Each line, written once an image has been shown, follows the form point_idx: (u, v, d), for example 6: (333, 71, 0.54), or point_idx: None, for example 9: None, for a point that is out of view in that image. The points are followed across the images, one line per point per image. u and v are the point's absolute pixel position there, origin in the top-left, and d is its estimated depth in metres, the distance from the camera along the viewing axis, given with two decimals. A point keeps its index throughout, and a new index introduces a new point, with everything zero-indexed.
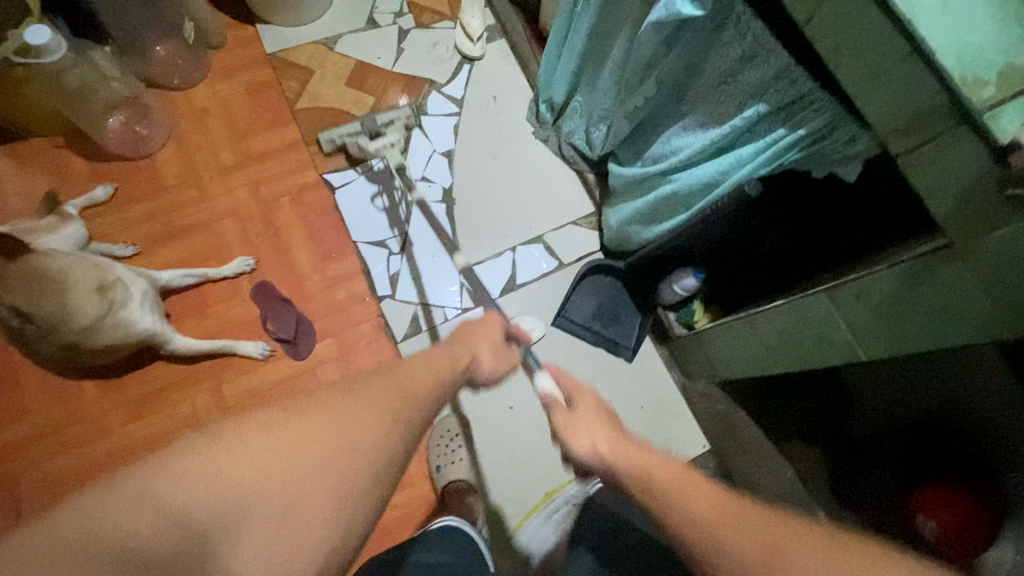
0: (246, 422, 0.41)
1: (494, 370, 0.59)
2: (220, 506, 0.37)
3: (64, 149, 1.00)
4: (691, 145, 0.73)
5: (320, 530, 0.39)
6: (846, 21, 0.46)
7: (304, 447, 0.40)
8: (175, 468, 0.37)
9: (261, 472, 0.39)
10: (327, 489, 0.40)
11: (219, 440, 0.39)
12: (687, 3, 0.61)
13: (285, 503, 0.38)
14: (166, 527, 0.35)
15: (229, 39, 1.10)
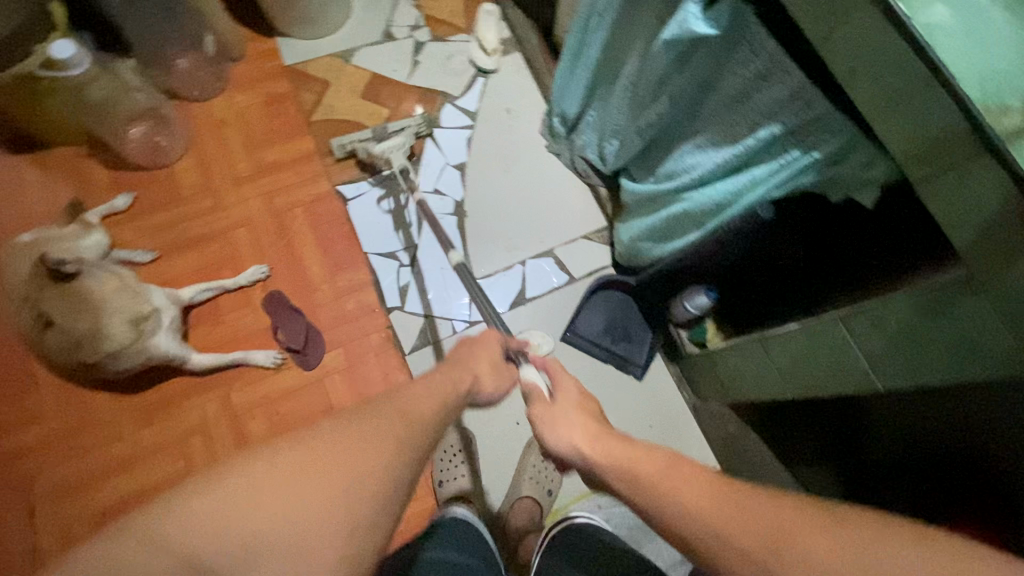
0: (257, 460, 0.44)
1: (494, 389, 0.65)
2: (230, 543, 0.40)
3: (87, 158, 1.02)
4: (704, 163, 0.72)
5: (325, 558, 0.41)
6: (863, 44, 0.45)
7: (308, 482, 0.43)
8: (188, 507, 0.40)
9: (270, 511, 0.41)
10: (330, 532, 0.42)
11: (231, 478, 0.42)
12: (700, 22, 0.61)
13: (290, 548, 0.41)
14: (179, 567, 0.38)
15: (248, 52, 1.12)
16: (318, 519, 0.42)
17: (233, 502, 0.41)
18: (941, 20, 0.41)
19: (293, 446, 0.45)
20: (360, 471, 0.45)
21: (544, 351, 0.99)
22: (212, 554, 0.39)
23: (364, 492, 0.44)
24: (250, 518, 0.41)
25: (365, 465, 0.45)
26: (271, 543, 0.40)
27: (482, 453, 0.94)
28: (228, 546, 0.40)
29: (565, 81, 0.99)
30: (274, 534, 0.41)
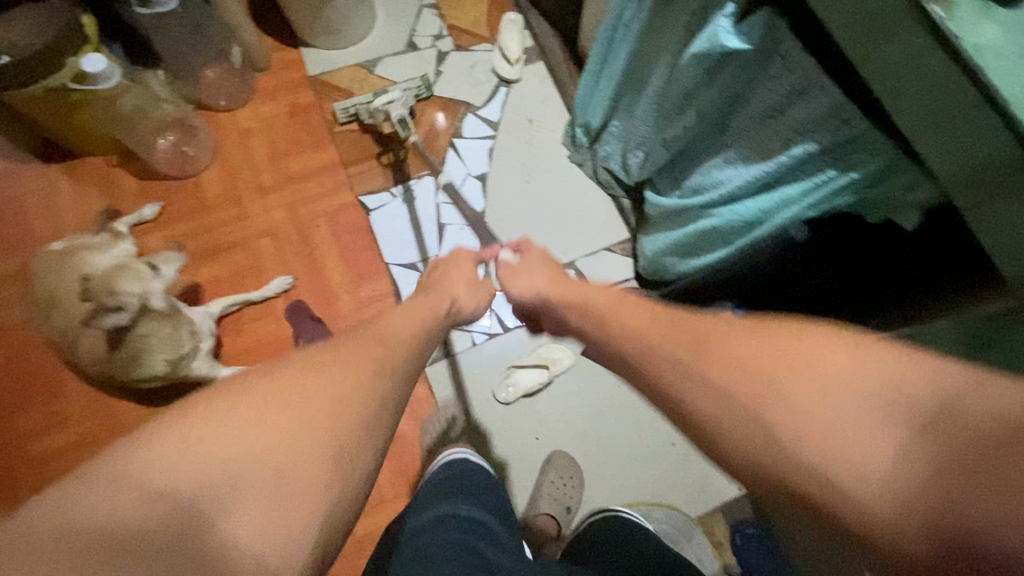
0: (224, 395, 0.42)
1: (476, 304, 0.78)
2: (209, 480, 0.37)
3: (116, 168, 1.04)
4: (733, 179, 0.70)
5: (306, 495, 0.40)
6: (906, 63, 0.43)
7: (297, 419, 0.42)
8: (160, 444, 0.38)
9: (252, 446, 0.39)
10: (317, 459, 0.41)
11: (198, 417, 0.40)
12: (731, 36, 0.59)
13: (274, 469, 0.39)
14: (152, 505, 0.35)
15: (274, 62, 1.13)
16: (302, 457, 0.40)
17: (209, 437, 0.39)
18: (991, 39, 0.39)
19: (268, 380, 0.44)
20: (346, 412, 0.44)
21: (563, 365, 0.97)
22: (187, 493, 0.36)
23: (347, 430, 0.44)
24: (231, 453, 0.38)
25: (349, 404, 0.45)
26: (253, 479, 0.38)
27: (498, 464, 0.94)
28: (203, 485, 0.37)
29: (589, 90, 0.98)
30: (254, 470, 0.38)
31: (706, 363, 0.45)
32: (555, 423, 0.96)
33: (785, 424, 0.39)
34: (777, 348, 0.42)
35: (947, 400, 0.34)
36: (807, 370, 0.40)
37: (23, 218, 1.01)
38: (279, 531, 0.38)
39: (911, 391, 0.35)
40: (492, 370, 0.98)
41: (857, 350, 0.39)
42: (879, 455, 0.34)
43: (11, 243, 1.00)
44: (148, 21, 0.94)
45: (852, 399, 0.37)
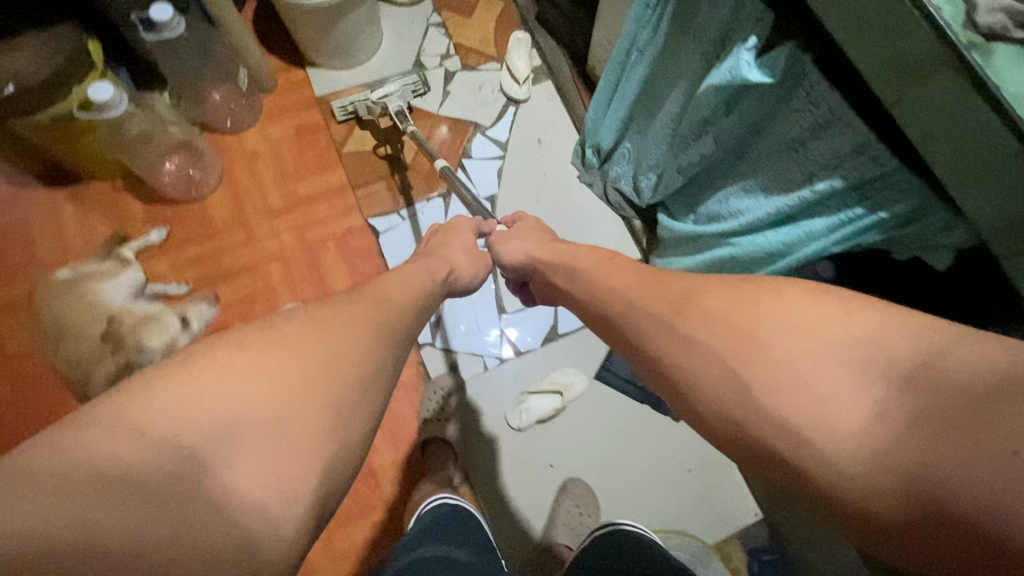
0: (218, 345, 0.40)
1: (475, 272, 0.79)
2: (207, 427, 0.34)
3: (122, 192, 1.02)
4: (753, 209, 0.69)
5: (308, 437, 0.37)
6: (942, 109, 0.42)
7: (297, 369, 0.39)
8: (151, 392, 0.35)
9: (251, 394, 0.37)
10: (316, 401, 0.39)
11: (191, 364, 0.38)
12: (754, 69, 0.58)
13: (272, 415, 0.37)
14: (151, 452, 0.32)
15: (280, 82, 1.11)
16: (303, 405, 0.38)
17: (207, 386, 0.36)
18: None
19: (266, 335, 0.41)
20: (343, 364, 0.42)
21: (576, 389, 0.96)
22: (184, 438, 0.34)
23: (347, 382, 0.41)
24: (230, 400, 0.36)
25: (346, 358, 0.42)
26: (252, 427, 0.36)
27: (512, 489, 0.93)
28: (202, 431, 0.34)
29: (599, 113, 0.97)
30: (254, 420, 0.36)
31: (690, 324, 0.45)
32: (571, 448, 0.95)
33: (765, 381, 0.38)
34: (759, 307, 0.42)
35: (927, 357, 0.34)
36: (787, 328, 0.40)
37: (28, 243, 0.99)
38: (281, 485, 0.35)
39: (890, 347, 0.35)
40: (505, 394, 0.98)
41: (838, 306, 0.39)
42: (856, 410, 0.34)
43: (16, 269, 0.98)
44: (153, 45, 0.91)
45: (831, 353, 0.37)
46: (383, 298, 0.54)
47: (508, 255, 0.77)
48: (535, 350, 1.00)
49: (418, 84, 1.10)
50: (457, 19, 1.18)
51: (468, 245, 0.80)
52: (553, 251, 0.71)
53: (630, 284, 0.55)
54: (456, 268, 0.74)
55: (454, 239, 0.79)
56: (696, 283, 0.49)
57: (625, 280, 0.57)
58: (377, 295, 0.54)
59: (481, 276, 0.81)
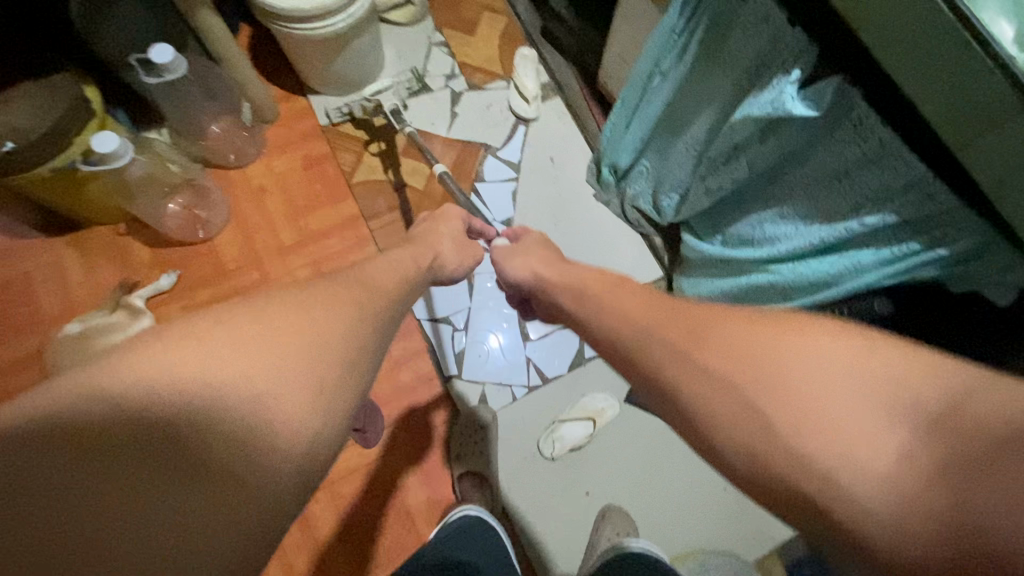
0: (203, 317, 0.41)
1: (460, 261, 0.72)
2: (192, 387, 0.36)
3: (126, 237, 0.99)
4: (791, 236, 0.69)
5: (284, 408, 0.39)
6: (1015, 157, 0.42)
7: (283, 339, 0.41)
8: (132, 358, 0.37)
9: (239, 362, 0.39)
10: (295, 375, 0.40)
11: (177, 334, 0.39)
12: (798, 103, 0.57)
13: (253, 388, 0.38)
14: (135, 407, 0.35)
15: (281, 112, 1.08)
16: (287, 371, 0.40)
17: (194, 353, 0.38)
18: None
19: (254, 310, 0.43)
20: (325, 339, 0.43)
21: (609, 415, 0.95)
22: (163, 403, 0.35)
23: (332, 356, 0.43)
24: (217, 365, 0.38)
25: (330, 334, 0.43)
26: (237, 390, 0.37)
27: (551, 520, 0.92)
28: (182, 398, 0.36)
29: (616, 132, 0.95)
30: (234, 392, 0.37)
31: (712, 357, 0.43)
32: (607, 474, 0.94)
33: (791, 418, 0.37)
34: (788, 345, 0.41)
35: (953, 402, 0.34)
36: (811, 364, 0.39)
37: (32, 297, 0.95)
38: (259, 445, 0.37)
39: (915, 394, 0.36)
40: (536, 423, 0.96)
41: (863, 352, 0.39)
42: (887, 452, 0.34)
43: (20, 326, 0.93)
44: (153, 87, 0.87)
45: (857, 395, 0.37)
46: (370, 280, 0.53)
47: (515, 270, 0.70)
48: (562, 376, 0.99)
49: (412, 82, 1.10)
50: (460, 37, 1.15)
51: (457, 234, 0.74)
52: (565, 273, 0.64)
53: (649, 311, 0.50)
54: (443, 254, 0.69)
55: (443, 227, 0.73)
56: (739, 319, 0.45)
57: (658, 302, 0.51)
58: (364, 277, 0.53)
59: (468, 266, 0.74)
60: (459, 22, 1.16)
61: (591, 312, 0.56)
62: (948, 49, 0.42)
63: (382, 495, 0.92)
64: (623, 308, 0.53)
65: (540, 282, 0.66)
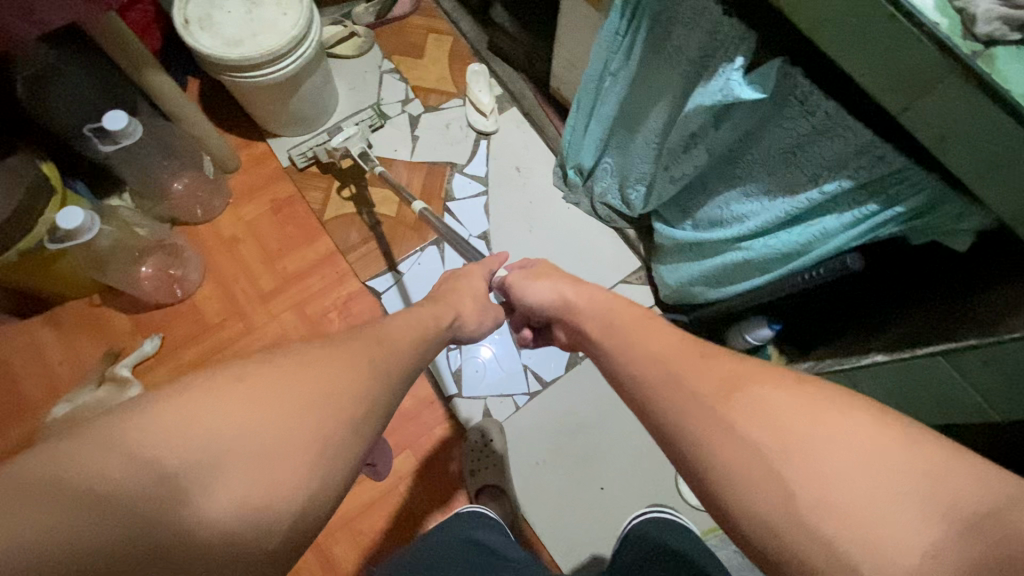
0: (216, 373, 0.38)
1: (478, 322, 0.73)
2: (193, 453, 0.34)
3: (101, 308, 0.97)
4: (758, 213, 0.72)
5: (292, 469, 0.37)
6: (950, 112, 0.45)
7: (295, 396, 0.39)
8: (140, 416, 0.34)
9: (249, 421, 0.36)
10: (305, 431, 0.38)
11: (186, 389, 0.36)
12: (745, 87, 0.60)
13: (263, 446, 0.36)
14: (132, 473, 0.31)
15: (242, 159, 1.07)
16: (296, 439, 0.37)
17: (200, 414, 0.35)
18: None
19: (270, 364, 0.40)
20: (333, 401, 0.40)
21: (612, 409, 0.98)
22: (171, 464, 0.33)
23: (345, 421, 0.41)
24: (224, 424, 0.35)
25: (342, 393, 0.41)
26: (238, 457, 0.35)
27: (566, 526, 0.93)
28: (190, 458, 0.34)
29: (577, 134, 0.97)
30: (244, 449, 0.35)
31: (740, 416, 0.43)
32: (619, 470, 0.96)
33: (812, 493, 0.38)
34: (814, 411, 0.42)
35: (995, 508, 0.34)
36: (832, 439, 0.40)
37: (14, 382, 0.93)
38: (256, 509, 0.34)
39: (955, 497, 0.35)
40: (538, 431, 0.98)
41: (886, 437, 0.39)
42: (911, 547, 0.34)
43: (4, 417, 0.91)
44: (111, 153, 0.85)
45: (885, 482, 0.37)
46: (385, 335, 0.51)
47: (536, 297, 0.75)
48: (561, 377, 1.00)
49: (374, 119, 1.09)
50: (409, 61, 1.17)
51: (477, 291, 0.75)
52: (589, 299, 0.68)
53: (661, 345, 0.55)
54: (463, 313, 0.70)
55: (463, 282, 0.74)
56: (744, 362, 0.48)
57: (650, 335, 0.57)
58: (379, 333, 0.51)
59: (489, 326, 0.77)
60: (406, 46, 1.18)
61: (611, 349, 0.59)
62: (874, 19, 0.45)
63: (400, 523, 0.92)
64: (638, 337, 0.57)
65: (568, 305, 0.70)
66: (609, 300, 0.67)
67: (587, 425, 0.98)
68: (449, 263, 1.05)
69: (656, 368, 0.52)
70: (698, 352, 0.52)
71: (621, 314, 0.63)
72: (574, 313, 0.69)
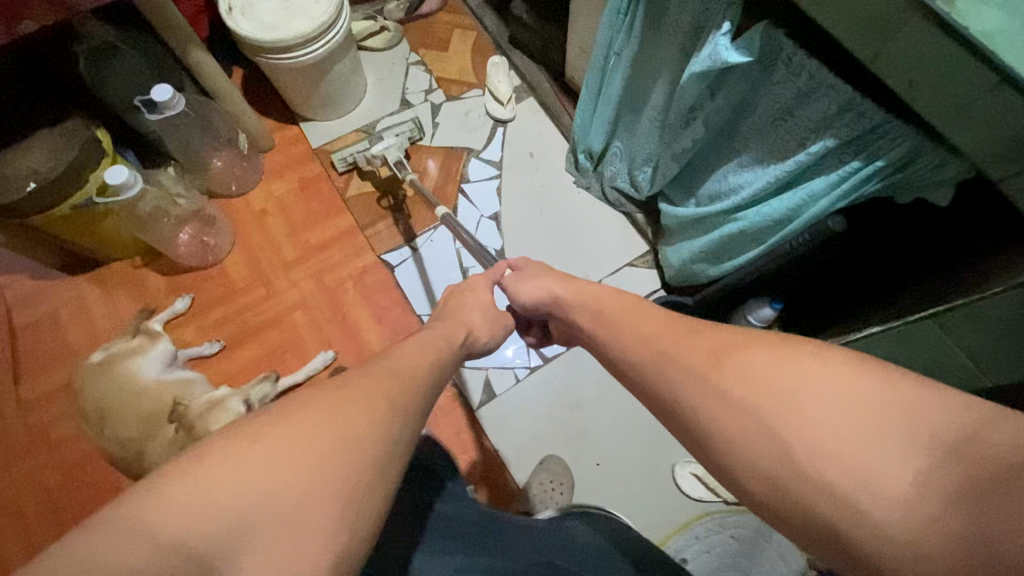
0: (231, 437, 0.39)
1: (489, 335, 0.75)
2: (218, 532, 0.34)
3: (142, 268, 1.06)
4: (752, 182, 0.72)
5: (322, 522, 0.37)
6: (917, 57, 0.46)
7: (313, 452, 0.39)
8: (156, 492, 0.35)
9: (270, 481, 0.37)
10: (335, 482, 0.39)
11: (205, 463, 0.36)
12: (733, 51, 0.62)
13: (289, 508, 0.37)
14: (160, 558, 0.32)
15: (276, 140, 1.16)
16: (316, 499, 0.38)
17: (217, 488, 0.35)
18: (994, 24, 0.42)
19: (288, 416, 0.41)
20: (352, 452, 0.41)
21: (609, 388, 1.00)
22: (196, 545, 0.33)
23: (348, 394, 0.45)
24: (246, 497, 0.36)
25: (361, 439, 0.41)
26: (266, 524, 0.36)
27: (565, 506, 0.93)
28: (217, 536, 0.34)
29: (586, 119, 1.00)
30: (268, 513, 0.36)
31: (731, 385, 0.43)
32: (615, 447, 0.97)
33: (806, 442, 0.37)
34: (797, 369, 0.40)
35: (970, 432, 0.33)
36: (818, 391, 0.38)
37: (59, 331, 1.02)
38: (294, 555, 0.36)
39: (932, 424, 0.34)
40: (537, 406, 0.99)
41: (858, 377, 0.38)
42: (901, 480, 0.33)
43: (51, 361, 1.00)
44: (155, 124, 0.94)
45: (870, 423, 0.36)
46: (401, 367, 0.53)
47: (530, 295, 0.74)
48: (562, 354, 1.02)
49: (415, 131, 1.11)
50: (435, 54, 1.23)
51: (485, 307, 0.77)
52: (573, 291, 0.68)
53: (650, 325, 0.54)
54: (475, 330, 0.73)
55: (469, 295, 0.77)
56: (726, 336, 0.47)
57: (639, 317, 0.56)
58: (393, 365, 0.53)
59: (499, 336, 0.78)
60: (433, 40, 1.25)
61: (595, 332, 0.61)
62: None
63: None
64: (627, 322, 0.57)
65: (556, 300, 0.70)
66: (599, 291, 0.65)
67: (586, 403, 0.99)
68: (466, 265, 1.08)
69: (642, 343, 0.53)
70: (687, 327, 0.52)
71: (601, 300, 0.63)
72: (563, 308, 0.69)
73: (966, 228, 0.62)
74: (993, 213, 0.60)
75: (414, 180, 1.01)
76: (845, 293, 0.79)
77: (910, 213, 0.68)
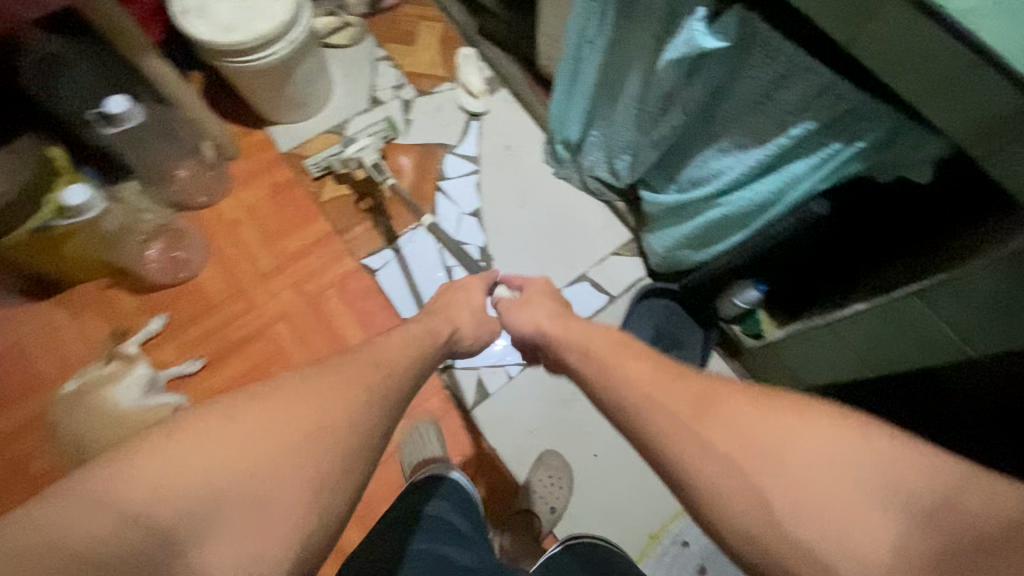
0: (206, 414, 0.41)
1: (477, 329, 0.74)
2: (186, 506, 0.37)
3: (111, 288, 1.02)
4: (733, 167, 0.72)
5: (286, 511, 0.40)
6: (900, 41, 0.46)
7: (284, 437, 0.41)
8: (123, 471, 0.37)
9: (236, 458, 0.39)
10: (305, 474, 0.41)
11: (176, 435, 0.39)
12: (709, 37, 0.61)
13: (256, 491, 0.39)
14: (131, 533, 0.34)
15: (243, 147, 1.12)
16: (284, 487, 0.40)
17: (182, 462, 0.38)
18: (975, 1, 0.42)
19: (265, 397, 0.44)
20: (326, 448, 0.43)
21: None
22: (161, 518, 0.36)
23: (334, 394, 0.46)
24: (211, 474, 0.38)
25: (337, 431, 0.44)
26: (234, 506, 0.38)
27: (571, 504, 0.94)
28: (182, 508, 0.37)
29: (562, 109, 0.98)
30: (233, 490, 0.38)
31: (714, 429, 0.43)
32: (609, 438, 0.97)
33: (789, 495, 0.38)
34: (785, 423, 0.42)
35: (947, 499, 0.35)
36: (807, 449, 0.40)
37: (29, 361, 0.98)
38: (255, 540, 0.38)
39: (909, 489, 0.36)
40: (532, 402, 0.99)
41: (861, 441, 0.39)
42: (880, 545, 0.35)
43: (22, 393, 0.96)
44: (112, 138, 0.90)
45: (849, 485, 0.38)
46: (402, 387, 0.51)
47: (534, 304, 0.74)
48: None
49: (390, 130, 1.10)
50: (403, 48, 1.20)
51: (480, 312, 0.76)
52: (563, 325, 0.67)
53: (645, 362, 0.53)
54: (461, 326, 0.71)
55: (457, 296, 0.75)
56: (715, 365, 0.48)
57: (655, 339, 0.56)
58: (394, 385, 0.51)
59: (485, 339, 0.77)
60: (398, 34, 1.21)
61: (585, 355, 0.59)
62: None
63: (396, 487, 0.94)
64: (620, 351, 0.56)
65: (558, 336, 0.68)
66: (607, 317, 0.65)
67: (580, 396, 0.99)
68: (449, 264, 1.06)
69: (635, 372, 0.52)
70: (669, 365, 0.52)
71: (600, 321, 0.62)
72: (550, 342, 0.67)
73: (944, 205, 0.64)
74: (969, 188, 0.61)
75: (395, 184, 0.99)
76: (829, 271, 0.81)
77: (889, 190, 0.69)
